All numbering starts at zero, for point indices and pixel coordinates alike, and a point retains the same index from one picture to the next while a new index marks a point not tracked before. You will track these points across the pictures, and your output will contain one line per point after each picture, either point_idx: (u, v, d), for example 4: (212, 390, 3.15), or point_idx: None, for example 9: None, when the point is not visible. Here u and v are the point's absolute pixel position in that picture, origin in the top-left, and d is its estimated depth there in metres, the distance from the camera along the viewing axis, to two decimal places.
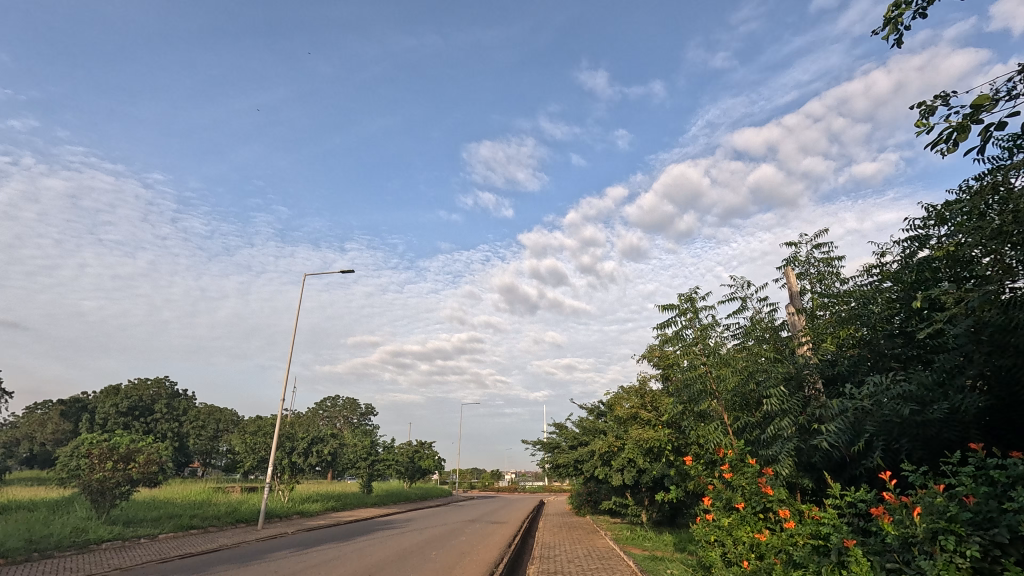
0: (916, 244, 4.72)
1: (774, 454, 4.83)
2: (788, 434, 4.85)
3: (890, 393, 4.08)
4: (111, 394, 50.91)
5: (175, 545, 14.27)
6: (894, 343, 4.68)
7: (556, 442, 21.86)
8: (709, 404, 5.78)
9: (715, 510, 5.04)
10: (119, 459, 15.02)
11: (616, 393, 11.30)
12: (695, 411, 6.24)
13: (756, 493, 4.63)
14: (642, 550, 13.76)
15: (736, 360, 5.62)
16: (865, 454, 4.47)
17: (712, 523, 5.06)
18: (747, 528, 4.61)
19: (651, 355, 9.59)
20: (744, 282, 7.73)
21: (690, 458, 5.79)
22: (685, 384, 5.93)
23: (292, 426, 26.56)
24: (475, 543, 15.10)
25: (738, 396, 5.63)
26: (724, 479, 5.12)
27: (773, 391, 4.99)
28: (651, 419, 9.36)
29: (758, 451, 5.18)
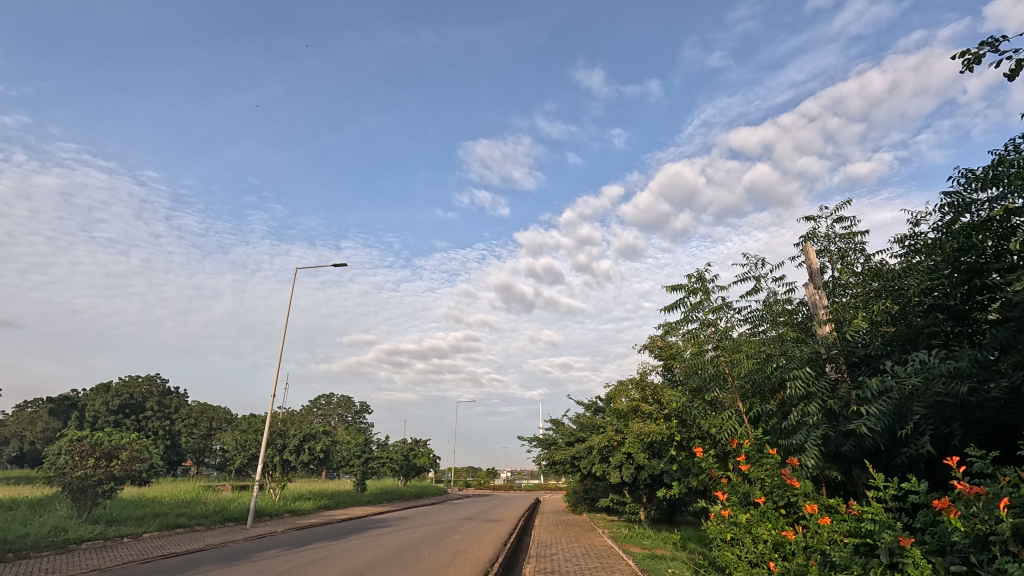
0: (955, 210, 4.33)
1: (799, 444, 4.45)
2: (815, 421, 4.45)
3: (942, 370, 3.68)
4: (101, 392, 50.12)
5: (158, 545, 13.77)
6: (933, 319, 4.29)
7: (553, 438, 21.51)
8: (720, 391, 5.38)
9: (729, 505, 4.62)
10: (101, 456, 14.55)
11: (613, 386, 10.90)
12: (705, 400, 5.83)
13: (779, 486, 4.28)
14: (642, 548, 13.41)
15: (750, 345, 5.27)
16: (907, 440, 4.09)
17: (727, 521, 4.59)
18: (772, 526, 4.20)
19: (652, 346, 9.27)
20: (758, 261, 7.34)
21: (699, 449, 5.35)
22: (693, 370, 5.55)
23: (284, 423, 26.12)
24: (469, 541, 14.68)
25: (754, 383, 5.24)
26: (740, 472, 4.70)
27: (799, 373, 4.58)
28: (653, 412, 8.99)
29: (779, 441, 4.80)
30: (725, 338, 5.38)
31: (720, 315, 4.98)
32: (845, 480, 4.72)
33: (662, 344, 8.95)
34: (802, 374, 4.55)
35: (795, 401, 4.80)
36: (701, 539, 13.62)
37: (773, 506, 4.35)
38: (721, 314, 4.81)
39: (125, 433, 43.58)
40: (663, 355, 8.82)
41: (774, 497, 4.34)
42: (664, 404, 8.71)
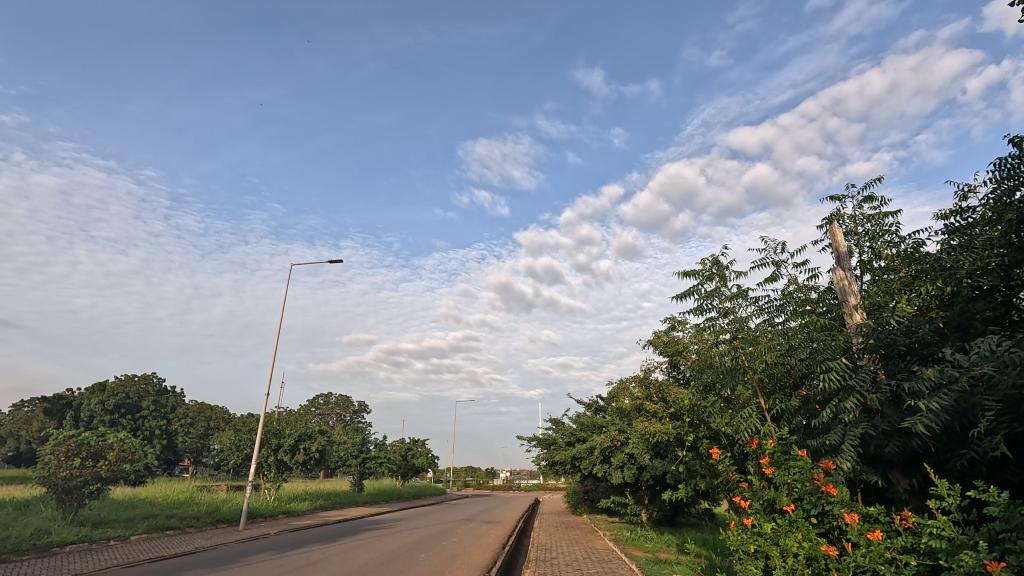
0: (1013, 182, 3.90)
1: (835, 443, 4.02)
2: (853, 419, 4.04)
3: (1018, 359, 3.23)
4: (97, 390, 49.71)
5: (146, 548, 13.36)
6: (992, 303, 3.85)
7: (552, 438, 21.12)
8: (739, 385, 4.97)
9: (752, 513, 4.22)
10: (88, 456, 14.17)
11: (615, 384, 10.43)
12: (721, 396, 5.41)
13: (812, 493, 3.87)
14: (644, 551, 13.03)
15: (772, 335, 4.86)
16: (972, 441, 3.64)
17: (750, 531, 4.19)
18: (802, 536, 3.80)
19: (657, 342, 8.88)
20: (778, 245, 6.92)
21: (714, 450, 4.92)
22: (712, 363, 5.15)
23: (280, 422, 25.77)
24: (467, 544, 14.26)
25: (778, 376, 4.82)
26: (764, 476, 4.28)
27: (834, 364, 4.15)
28: (658, 411, 8.53)
29: (809, 441, 4.39)
30: (744, 329, 4.97)
31: (739, 305, 4.55)
32: (887, 486, 4.30)
33: (668, 340, 8.54)
34: (837, 367, 4.13)
35: (828, 395, 4.37)
36: (705, 542, 13.23)
37: (803, 515, 3.94)
38: (741, 304, 4.38)
39: (120, 432, 43.17)
40: (670, 352, 8.38)
41: (804, 504, 3.93)
42: (670, 403, 8.25)
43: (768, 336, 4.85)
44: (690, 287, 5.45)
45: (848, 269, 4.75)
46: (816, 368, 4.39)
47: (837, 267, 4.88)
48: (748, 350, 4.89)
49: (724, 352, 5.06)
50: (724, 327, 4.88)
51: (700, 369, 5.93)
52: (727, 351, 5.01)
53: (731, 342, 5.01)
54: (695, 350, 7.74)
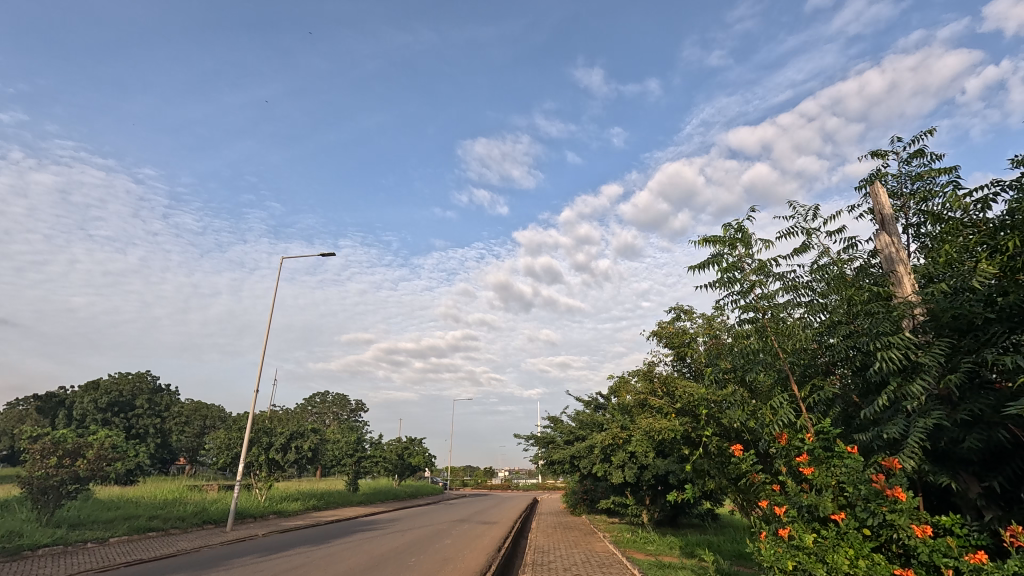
0: None
1: (899, 435, 3.46)
2: (921, 407, 3.48)
3: None
4: (90, 389, 49.02)
5: (124, 551, 12.79)
6: None
7: (550, 436, 20.54)
8: (768, 368, 4.42)
9: (789, 522, 3.62)
10: (65, 455, 13.57)
11: (616, 377, 9.62)
12: (744, 384, 4.84)
13: (869, 498, 3.29)
14: (646, 554, 12.47)
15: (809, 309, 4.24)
16: None
17: (787, 545, 3.59)
18: (854, 552, 3.24)
19: (662, 334, 8.29)
20: (812, 210, 6.32)
21: (738, 448, 4.32)
22: (740, 347, 4.56)
23: (273, 420, 25.19)
24: (461, 547, 13.68)
25: (815, 357, 4.29)
26: (803, 478, 3.68)
27: (895, 340, 3.56)
28: (663, 406, 7.95)
29: (860, 436, 3.83)
30: (772, 307, 4.34)
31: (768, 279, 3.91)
32: (962, 491, 3.76)
33: (673, 331, 7.99)
34: (900, 344, 3.55)
35: (884, 379, 3.80)
36: (709, 546, 12.68)
37: (856, 525, 3.36)
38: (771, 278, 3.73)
39: (112, 430, 42.45)
40: (680, 343, 7.81)
41: (858, 512, 3.34)
42: (680, 396, 7.62)
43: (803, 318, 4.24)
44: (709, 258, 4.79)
45: (894, 234, 4.19)
46: (867, 348, 3.81)
47: (882, 232, 4.37)
48: (778, 332, 4.30)
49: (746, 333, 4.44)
50: (750, 308, 4.27)
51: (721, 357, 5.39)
52: (751, 335, 4.41)
53: (757, 324, 4.39)
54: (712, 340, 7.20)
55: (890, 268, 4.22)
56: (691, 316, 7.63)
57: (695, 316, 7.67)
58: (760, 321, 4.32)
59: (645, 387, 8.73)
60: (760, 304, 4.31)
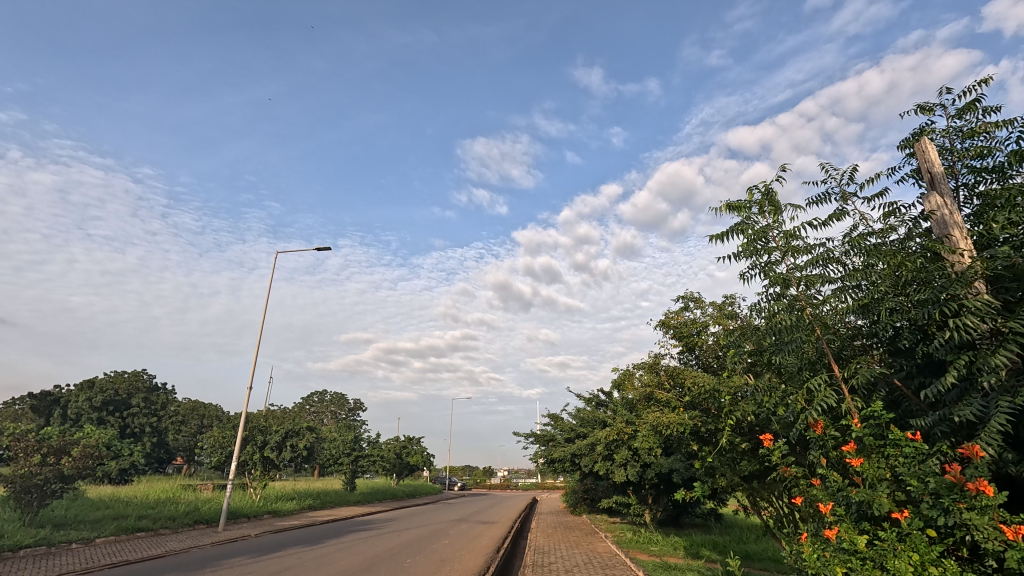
0: None
1: (975, 417, 3.09)
2: (1002, 385, 3.09)
3: None
4: (85, 387, 48.52)
5: (110, 552, 12.38)
6: None
7: (551, 434, 20.14)
8: (802, 348, 4.00)
9: (836, 522, 3.19)
10: (50, 453, 13.15)
11: (621, 370, 9.18)
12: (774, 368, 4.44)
13: (937, 494, 2.89)
14: (650, 555, 12.07)
15: (851, 280, 3.81)
16: None
17: (834, 548, 3.15)
18: (920, 556, 2.82)
19: (668, 324, 7.86)
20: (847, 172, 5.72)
21: (766, 438, 3.89)
22: (769, 327, 4.12)
23: (268, 418, 24.75)
24: (458, 548, 13.26)
25: (856, 332, 3.91)
26: (854, 470, 3.26)
27: (967, 306, 3.13)
28: (671, 399, 7.58)
29: (917, 422, 3.44)
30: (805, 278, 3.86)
31: (800, 244, 3.52)
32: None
33: (682, 321, 7.59)
34: (974, 314, 3.12)
35: (946, 357, 3.41)
36: (715, 546, 12.27)
37: (919, 525, 2.95)
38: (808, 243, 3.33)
39: (107, 429, 42.02)
40: (691, 332, 7.40)
41: (923, 510, 2.93)
42: (691, 389, 7.21)
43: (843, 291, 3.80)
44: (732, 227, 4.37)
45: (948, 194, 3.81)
46: (928, 322, 3.40)
47: (932, 193, 3.94)
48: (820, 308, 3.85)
49: (774, 309, 3.99)
50: (780, 282, 3.85)
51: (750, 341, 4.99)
52: (781, 315, 4.01)
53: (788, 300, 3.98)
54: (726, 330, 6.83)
55: (944, 232, 3.81)
56: (702, 304, 7.24)
57: (704, 305, 7.30)
58: (790, 293, 3.92)
59: (652, 380, 8.30)
60: (792, 277, 3.90)
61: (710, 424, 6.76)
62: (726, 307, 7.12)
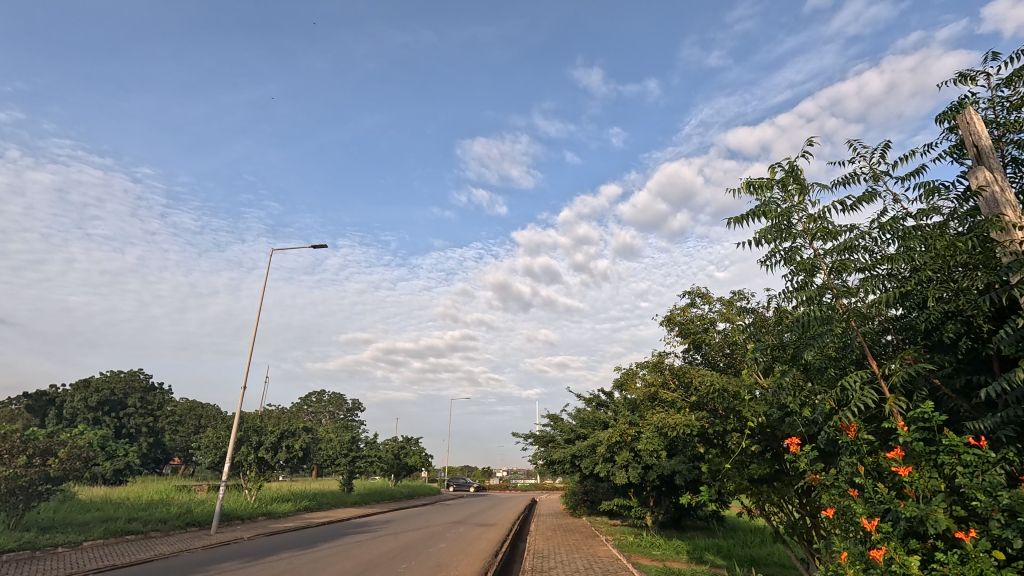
0: None
1: None
2: None
3: None
4: (81, 386, 48.11)
5: (98, 556, 12.05)
6: None
7: (550, 435, 19.81)
8: (834, 343, 3.70)
9: (882, 538, 2.87)
10: (36, 454, 12.81)
11: (623, 370, 8.81)
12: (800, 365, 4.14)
13: (1002, 506, 2.58)
14: (652, 560, 11.75)
15: (891, 265, 3.48)
16: None
17: (882, 568, 2.83)
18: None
19: (673, 322, 7.54)
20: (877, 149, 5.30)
21: (793, 442, 3.62)
22: (797, 322, 3.80)
23: (264, 418, 24.40)
24: (456, 551, 12.93)
25: (889, 323, 3.63)
26: (901, 480, 2.95)
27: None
28: (676, 399, 7.28)
29: (972, 424, 3.11)
30: (837, 265, 3.51)
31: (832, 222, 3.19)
32: None
33: (688, 318, 7.28)
34: None
35: (1000, 351, 3.10)
36: (720, 550, 11.97)
37: (981, 542, 2.64)
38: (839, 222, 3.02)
39: (102, 429, 41.64)
40: (698, 329, 7.10)
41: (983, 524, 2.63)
42: (698, 388, 6.93)
43: (874, 280, 3.48)
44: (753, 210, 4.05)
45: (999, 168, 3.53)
46: (980, 311, 3.09)
47: (981, 167, 3.63)
48: (849, 300, 3.51)
49: (802, 300, 3.61)
50: (805, 269, 3.53)
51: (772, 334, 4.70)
52: (802, 310, 3.67)
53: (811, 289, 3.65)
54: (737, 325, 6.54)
55: (994, 211, 3.51)
56: (709, 300, 6.95)
57: (712, 301, 7.01)
58: (813, 282, 3.59)
59: (656, 379, 7.97)
60: (821, 262, 3.56)
61: (717, 426, 6.52)
62: (735, 302, 6.85)
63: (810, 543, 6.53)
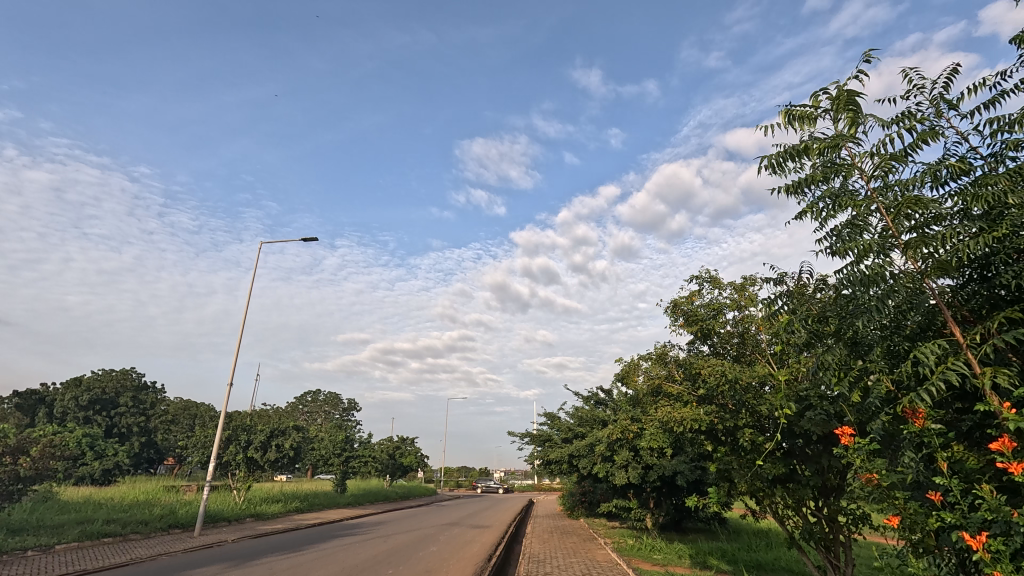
0: None
1: None
2: None
3: None
4: (72, 385, 47.37)
5: (69, 561, 11.43)
6: None
7: (547, 434, 19.25)
8: (894, 313, 3.13)
9: (987, 559, 2.37)
10: (6, 453, 12.22)
11: (625, 363, 8.21)
12: (847, 338, 3.55)
13: None
14: (652, 565, 11.20)
15: (972, 207, 2.84)
16: None
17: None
18: None
19: (679, 310, 6.98)
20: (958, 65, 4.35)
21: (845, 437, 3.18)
22: (851, 288, 3.19)
23: (254, 417, 23.78)
24: (448, 555, 12.35)
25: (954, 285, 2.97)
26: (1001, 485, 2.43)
27: None
28: (682, 392, 6.72)
29: None
30: (900, 210, 2.92)
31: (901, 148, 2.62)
32: None
33: (696, 305, 6.71)
34: None
35: None
36: (724, 555, 11.41)
37: None
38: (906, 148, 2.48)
39: (93, 429, 40.99)
40: (709, 317, 6.55)
41: None
42: (705, 381, 6.36)
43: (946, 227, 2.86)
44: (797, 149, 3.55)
45: None
46: None
47: None
48: (914, 261, 2.92)
49: (858, 257, 3.03)
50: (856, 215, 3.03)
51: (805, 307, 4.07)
52: (852, 268, 3.11)
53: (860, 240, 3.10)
54: (753, 313, 6.02)
55: None
56: (718, 285, 6.40)
57: (721, 285, 6.44)
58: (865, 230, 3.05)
59: (659, 372, 7.39)
60: (880, 206, 3.00)
61: (728, 421, 6.01)
62: (747, 287, 6.32)
63: (825, 547, 6.05)
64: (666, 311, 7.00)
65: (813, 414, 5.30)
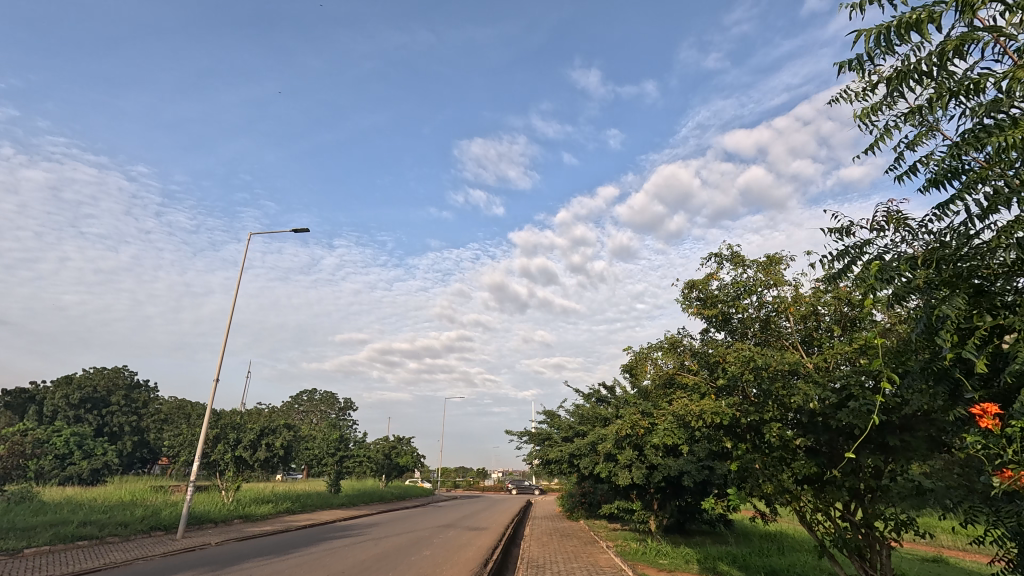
0: None
1: None
2: None
3: None
4: (62, 383, 46.56)
5: (36, 566, 10.70)
6: None
7: (547, 433, 18.58)
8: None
9: None
10: None
11: (632, 353, 7.45)
12: (971, 290, 2.79)
13: None
14: (658, 571, 10.52)
15: None
16: None
17: None
18: None
19: (696, 289, 6.28)
20: None
21: (989, 419, 2.58)
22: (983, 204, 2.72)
23: (244, 415, 23.04)
24: (443, 560, 11.63)
25: None
26: None
27: None
28: (699, 383, 6.07)
29: None
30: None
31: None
32: None
33: (717, 286, 6.04)
34: None
35: None
36: (734, 560, 10.77)
37: None
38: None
39: (84, 428, 40.25)
40: (732, 298, 5.89)
41: None
42: (726, 369, 5.70)
43: None
44: (894, 37, 3.17)
45: None
46: None
47: None
48: None
49: (987, 164, 2.70)
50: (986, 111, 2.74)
51: (871, 261, 3.45)
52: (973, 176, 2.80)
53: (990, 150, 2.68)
54: (787, 292, 5.40)
55: None
56: (741, 262, 5.74)
57: (745, 263, 5.76)
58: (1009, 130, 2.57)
59: (672, 361, 6.69)
60: (1001, 105, 2.75)
61: (752, 414, 5.41)
62: (776, 264, 5.67)
63: (860, 557, 5.37)
64: (686, 289, 6.31)
65: (853, 406, 4.62)
